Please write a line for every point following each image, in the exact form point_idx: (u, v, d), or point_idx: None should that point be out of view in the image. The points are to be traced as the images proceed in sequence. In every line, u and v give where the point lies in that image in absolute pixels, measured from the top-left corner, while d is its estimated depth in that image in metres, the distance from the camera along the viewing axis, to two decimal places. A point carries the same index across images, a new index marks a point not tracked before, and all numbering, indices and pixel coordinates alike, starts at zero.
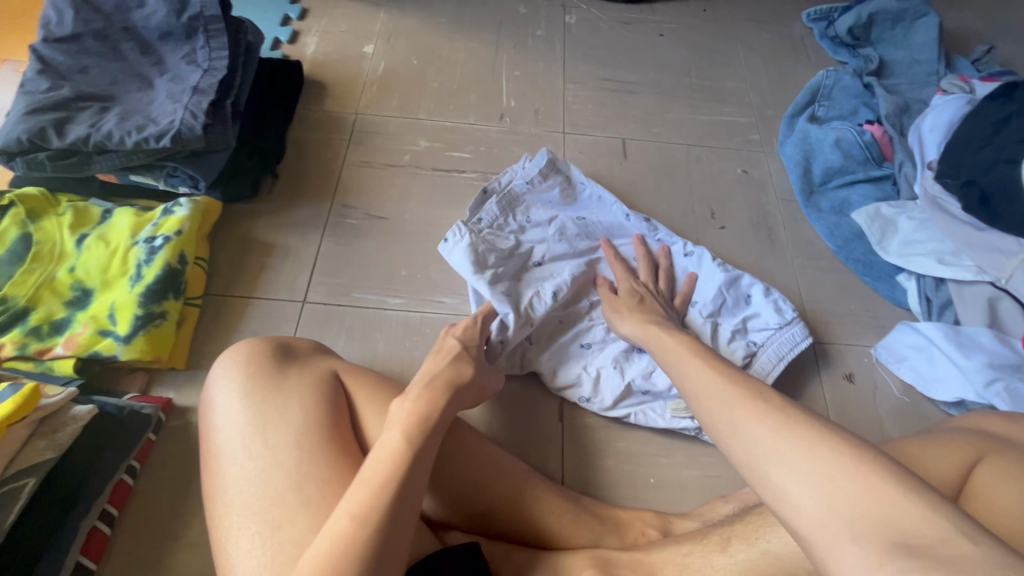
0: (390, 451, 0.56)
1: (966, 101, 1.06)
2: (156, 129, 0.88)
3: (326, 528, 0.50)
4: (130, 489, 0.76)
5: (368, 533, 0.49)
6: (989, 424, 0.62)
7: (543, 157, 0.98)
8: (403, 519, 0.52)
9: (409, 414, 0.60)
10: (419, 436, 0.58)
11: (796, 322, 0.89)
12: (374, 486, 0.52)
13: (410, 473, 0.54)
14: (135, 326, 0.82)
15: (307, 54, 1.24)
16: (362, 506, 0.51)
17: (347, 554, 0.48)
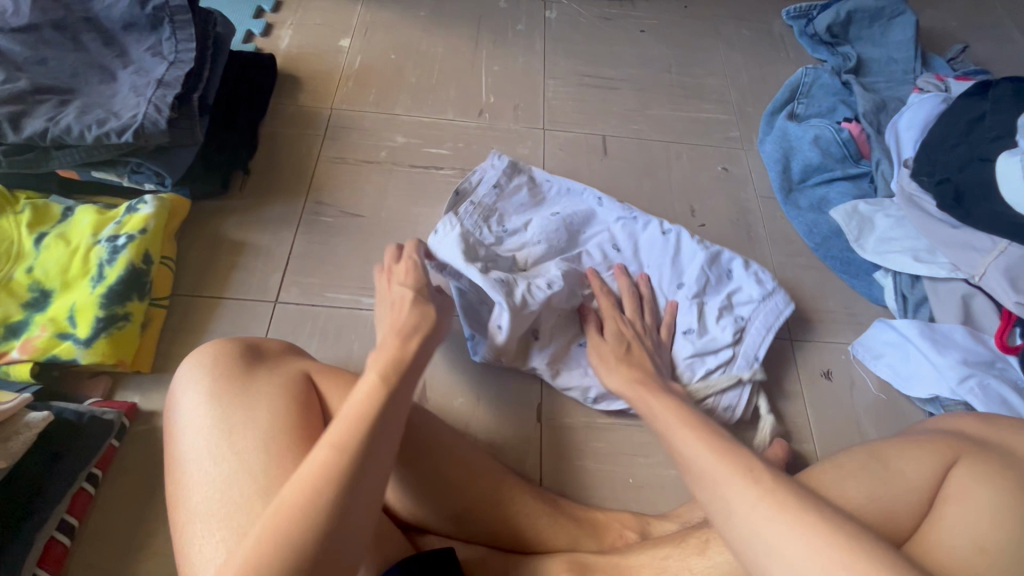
0: (368, 388, 0.54)
1: (941, 100, 1.06)
2: (118, 124, 0.85)
3: (308, 457, 0.49)
4: (91, 498, 0.73)
5: (349, 461, 0.48)
6: (964, 425, 0.62)
7: (507, 161, 0.97)
8: (380, 450, 0.51)
9: (385, 357, 0.59)
10: (395, 375, 0.57)
11: (778, 292, 0.90)
12: (355, 417, 0.51)
13: (389, 408, 0.53)
14: (96, 328, 0.79)
15: (281, 46, 1.21)
16: (344, 435, 0.50)
17: (327, 481, 0.47)
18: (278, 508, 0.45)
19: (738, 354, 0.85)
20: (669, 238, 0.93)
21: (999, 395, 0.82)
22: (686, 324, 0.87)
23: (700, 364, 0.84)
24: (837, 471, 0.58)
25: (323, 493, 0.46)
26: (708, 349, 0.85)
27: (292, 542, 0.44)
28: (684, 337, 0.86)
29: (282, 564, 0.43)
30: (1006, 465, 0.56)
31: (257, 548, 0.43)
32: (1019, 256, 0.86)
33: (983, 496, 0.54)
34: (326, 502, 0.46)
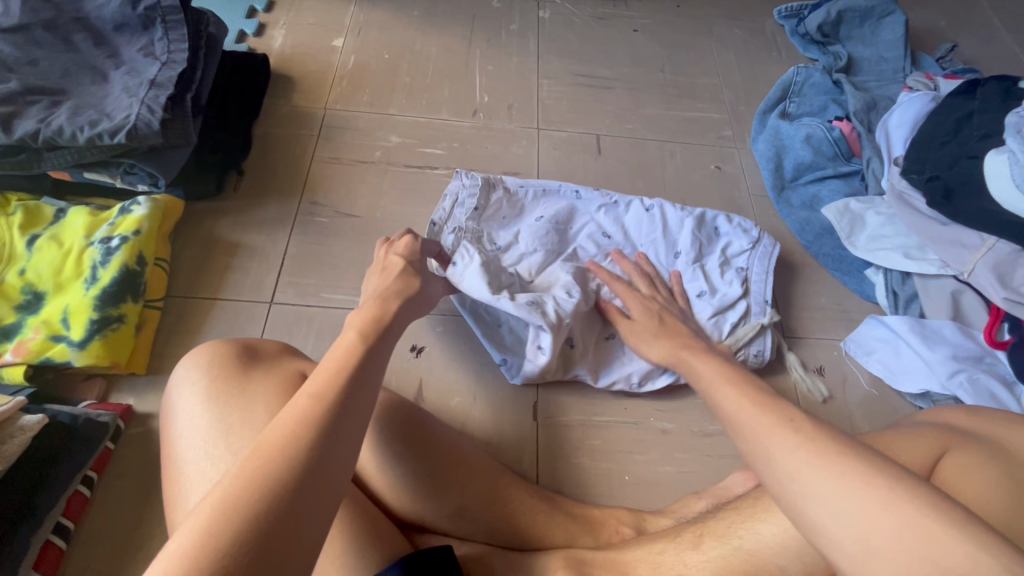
0: (347, 345, 0.53)
1: (930, 98, 1.07)
2: (110, 125, 0.84)
3: (286, 407, 0.46)
4: (87, 500, 0.73)
5: (327, 406, 0.46)
6: (953, 418, 0.63)
7: (476, 177, 0.94)
8: (362, 398, 0.49)
9: (363, 318, 0.58)
10: (373, 334, 0.56)
11: (763, 236, 0.97)
12: (334, 369, 0.50)
13: (369, 361, 0.52)
14: (90, 330, 0.78)
15: (274, 46, 1.21)
16: (322, 384, 0.48)
17: (307, 423, 0.45)
18: (253, 451, 0.43)
19: (750, 303, 0.92)
20: (653, 212, 0.96)
21: (988, 389, 0.83)
22: (697, 287, 0.91)
23: (721, 320, 0.90)
24: None
25: (302, 434, 0.44)
26: (724, 305, 0.90)
27: (266, 481, 0.40)
28: (700, 299, 0.90)
29: (256, 504, 0.39)
30: (995, 455, 0.57)
31: (229, 490, 0.40)
32: (1008, 252, 0.86)
33: (973, 487, 0.54)
34: (305, 445, 0.43)
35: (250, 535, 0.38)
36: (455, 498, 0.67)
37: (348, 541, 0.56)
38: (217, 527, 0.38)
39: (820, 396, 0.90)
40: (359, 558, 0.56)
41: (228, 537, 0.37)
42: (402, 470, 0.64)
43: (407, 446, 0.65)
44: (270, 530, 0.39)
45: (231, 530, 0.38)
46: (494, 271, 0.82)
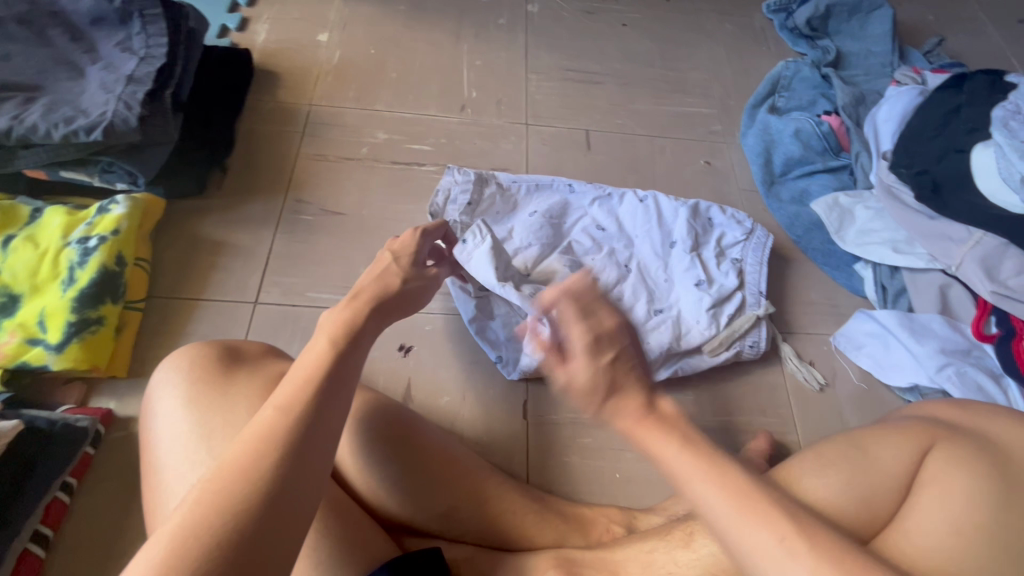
0: (317, 352, 0.51)
1: (918, 92, 1.07)
2: (86, 122, 0.82)
3: (252, 421, 0.45)
4: (67, 507, 0.71)
5: (294, 419, 0.45)
6: (941, 411, 0.63)
7: (469, 174, 0.93)
8: (330, 410, 0.47)
9: (337, 319, 0.56)
10: (345, 338, 0.54)
11: (757, 228, 0.97)
12: (302, 379, 0.48)
13: (338, 369, 0.50)
14: (68, 333, 0.76)
15: (258, 41, 1.19)
16: (289, 396, 0.47)
17: (271, 440, 0.43)
18: (216, 470, 0.42)
19: (745, 294, 0.92)
20: (647, 203, 0.96)
21: (976, 382, 0.83)
22: (695, 276, 0.91)
23: (719, 311, 0.89)
24: (818, 460, 0.59)
25: (264, 453, 0.43)
26: (721, 297, 0.90)
27: (228, 503, 0.40)
28: (699, 289, 0.90)
29: (218, 527, 0.38)
30: (983, 449, 0.56)
31: (191, 513, 0.39)
32: (995, 246, 0.86)
33: (961, 480, 0.54)
34: (269, 463, 0.42)
35: (212, 559, 0.37)
36: (445, 499, 0.66)
37: (334, 543, 0.55)
38: (179, 552, 0.37)
39: (816, 386, 0.91)
40: (345, 560, 0.55)
41: (190, 562, 0.37)
42: (389, 472, 0.63)
43: (395, 447, 0.64)
44: (234, 554, 0.38)
45: (192, 555, 0.37)
46: (500, 258, 0.83)
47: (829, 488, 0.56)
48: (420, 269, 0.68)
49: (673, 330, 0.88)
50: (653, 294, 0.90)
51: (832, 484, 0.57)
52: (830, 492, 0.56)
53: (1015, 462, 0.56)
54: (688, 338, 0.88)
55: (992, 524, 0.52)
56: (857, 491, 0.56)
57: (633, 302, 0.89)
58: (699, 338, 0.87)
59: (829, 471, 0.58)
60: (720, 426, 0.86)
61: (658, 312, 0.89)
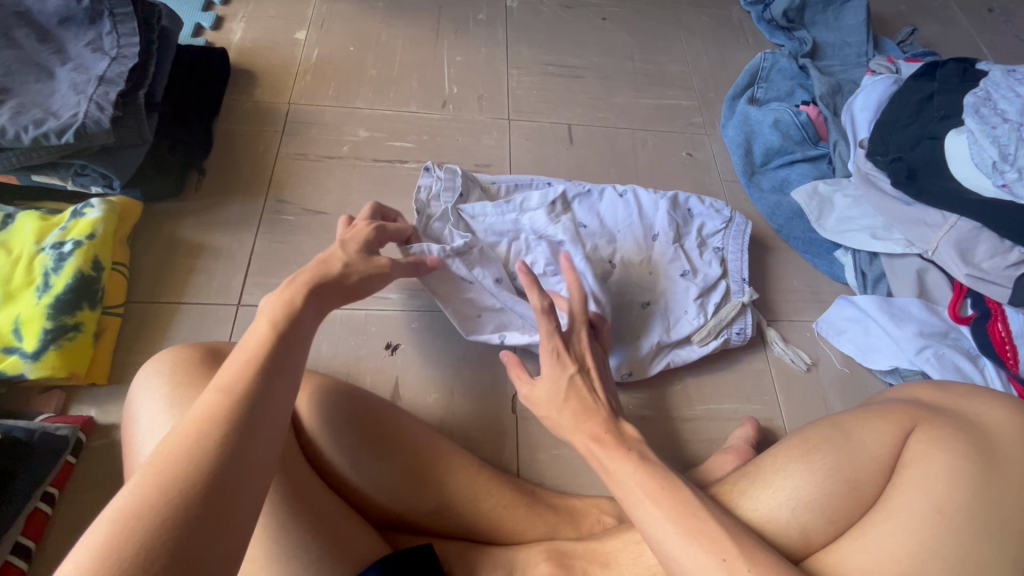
0: (258, 333, 0.50)
1: (893, 81, 1.08)
2: (56, 124, 0.80)
3: (193, 407, 0.44)
4: (48, 519, 0.69)
5: (237, 401, 0.44)
6: (922, 394, 0.65)
7: (450, 172, 0.90)
8: (274, 393, 0.47)
9: (275, 304, 0.54)
10: (285, 320, 0.53)
11: (735, 216, 0.98)
12: (243, 363, 0.47)
13: (282, 354, 0.49)
14: (44, 340, 0.74)
15: (234, 40, 1.17)
16: (232, 379, 0.46)
17: (216, 423, 0.42)
18: (156, 457, 0.40)
19: (728, 282, 0.93)
20: (627, 198, 0.96)
21: (953, 363, 0.86)
22: (679, 267, 0.92)
23: (706, 301, 0.91)
24: (803, 446, 0.60)
25: (210, 434, 0.41)
26: (706, 286, 0.91)
27: (170, 487, 0.38)
28: (684, 280, 0.91)
29: (161, 512, 0.37)
30: (960, 429, 0.58)
31: (133, 499, 0.38)
32: (969, 229, 0.87)
33: (940, 459, 0.56)
34: (214, 446, 0.41)
35: (158, 540, 0.36)
36: (434, 496, 0.66)
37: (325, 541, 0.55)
38: (123, 537, 0.35)
39: (803, 366, 0.92)
40: (335, 559, 0.54)
41: (130, 548, 0.35)
42: (379, 470, 0.64)
43: (383, 445, 0.64)
44: (178, 540, 0.36)
45: (133, 537, 0.35)
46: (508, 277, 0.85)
47: (816, 474, 0.58)
48: (367, 258, 0.67)
49: (662, 322, 0.89)
50: (637, 288, 0.90)
51: (778, 498, 0.59)
52: (815, 477, 0.58)
53: (994, 441, 0.57)
54: (678, 329, 0.89)
55: (972, 503, 0.53)
56: (815, 499, 0.57)
57: (620, 297, 0.89)
58: (689, 328, 0.88)
59: (774, 484, 0.59)
60: (708, 414, 0.87)
61: (647, 305, 0.89)
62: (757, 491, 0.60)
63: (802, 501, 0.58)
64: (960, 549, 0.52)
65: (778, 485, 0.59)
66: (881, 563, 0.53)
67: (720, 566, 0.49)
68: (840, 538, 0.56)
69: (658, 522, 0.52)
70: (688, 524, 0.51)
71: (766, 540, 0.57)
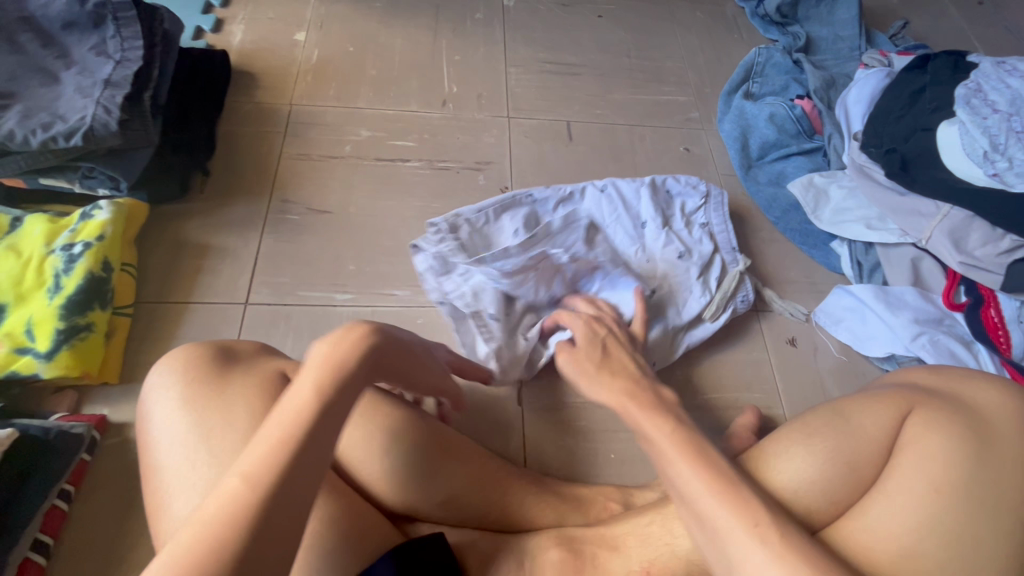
0: (298, 404, 0.43)
1: (886, 74, 1.10)
2: (65, 127, 0.81)
3: (212, 493, 0.38)
4: (65, 516, 0.71)
5: (258, 498, 0.38)
6: (918, 376, 0.67)
7: (438, 225, 0.92)
8: (302, 485, 0.40)
9: (327, 361, 0.47)
10: (330, 388, 0.45)
11: (716, 189, 1.03)
12: (275, 442, 0.41)
13: (320, 432, 0.42)
14: (57, 341, 0.75)
15: (233, 42, 1.18)
16: (257, 465, 0.39)
17: (233, 524, 0.36)
18: (166, 559, 0.35)
19: (722, 255, 0.98)
20: (608, 192, 0.99)
21: (948, 349, 0.87)
22: (675, 249, 0.96)
23: (707, 278, 0.95)
24: (804, 430, 0.62)
25: (225, 540, 0.36)
26: (704, 264, 0.96)
27: None
28: (684, 261, 0.95)
29: None
30: (955, 410, 0.60)
31: None
32: (962, 219, 0.89)
33: (936, 440, 0.57)
34: (222, 561, 0.35)
35: None
36: (444, 486, 0.67)
37: (339, 531, 0.56)
38: None
39: (802, 317, 0.98)
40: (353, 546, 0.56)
41: None
42: (392, 462, 0.64)
43: (392, 435, 0.64)
44: None
45: None
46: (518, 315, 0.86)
47: (817, 457, 0.60)
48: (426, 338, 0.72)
49: (673, 304, 0.92)
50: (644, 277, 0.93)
51: (782, 480, 0.60)
52: (816, 460, 0.60)
53: (989, 423, 0.59)
54: (689, 310, 0.92)
55: (967, 482, 0.55)
56: (816, 479, 0.59)
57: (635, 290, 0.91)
58: (698, 306, 0.92)
59: (778, 467, 0.61)
60: (709, 403, 0.89)
61: (654, 291, 0.92)
62: (780, 463, 0.61)
63: (804, 482, 0.59)
64: (956, 525, 0.54)
65: (782, 467, 0.61)
66: (885, 535, 0.55)
67: (753, 531, 0.48)
68: (845, 514, 0.58)
69: (688, 479, 0.52)
70: (722, 493, 0.50)
71: (788, 510, 0.58)
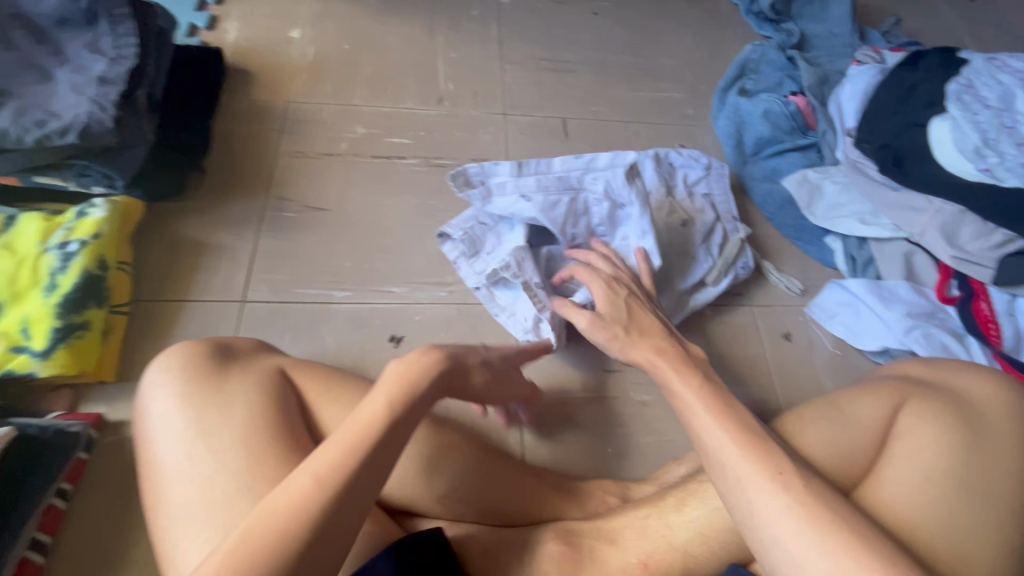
0: (371, 414, 0.50)
1: (878, 70, 1.11)
2: (59, 125, 0.81)
3: (285, 485, 0.44)
4: (63, 514, 0.70)
5: (327, 499, 0.44)
6: (912, 369, 0.68)
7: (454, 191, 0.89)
8: (363, 489, 0.46)
9: (400, 380, 0.54)
10: (400, 405, 0.52)
11: (716, 161, 1.05)
12: (345, 447, 0.47)
13: (385, 446, 0.48)
14: (53, 339, 0.75)
15: (228, 40, 1.17)
16: (328, 465, 0.45)
17: (303, 517, 0.43)
18: (243, 537, 0.41)
19: (724, 224, 1.01)
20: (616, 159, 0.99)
21: (940, 342, 0.88)
22: (678, 217, 0.98)
23: (710, 244, 0.98)
24: (801, 420, 0.62)
25: (294, 530, 0.42)
26: (706, 231, 0.99)
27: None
28: (686, 229, 0.98)
29: None
30: (947, 401, 0.61)
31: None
32: (953, 213, 0.90)
33: (929, 430, 0.58)
34: (289, 550, 0.41)
35: None
36: (445, 478, 0.67)
37: None
38: None
39: (797, 290, 1.01)
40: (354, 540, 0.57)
41: None
42: None
43: None
44: None
45: None
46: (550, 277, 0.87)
47: (815, 445, 0.60)
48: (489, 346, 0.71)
49: (676, 271, 0.94)
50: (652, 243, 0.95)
51: None
52: (817, 447, 0.59)
53: (981, 413, 0.60)
54: (693, 275, 0.95)
55: (960, 470, 0.56)
56: (815, 468, 0.59)
57: None
58: (702, 272, 0.95)
59: None
60: None
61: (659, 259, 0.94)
62: (802, 433, 0.61)
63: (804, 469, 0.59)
64: (950, 513, 0.55)
65: None
66: (895, 498, 0.55)
67: (776, 478, 0.49)
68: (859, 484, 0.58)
69: (713, 436, 0.53)
70: (748, 449, 0.51)
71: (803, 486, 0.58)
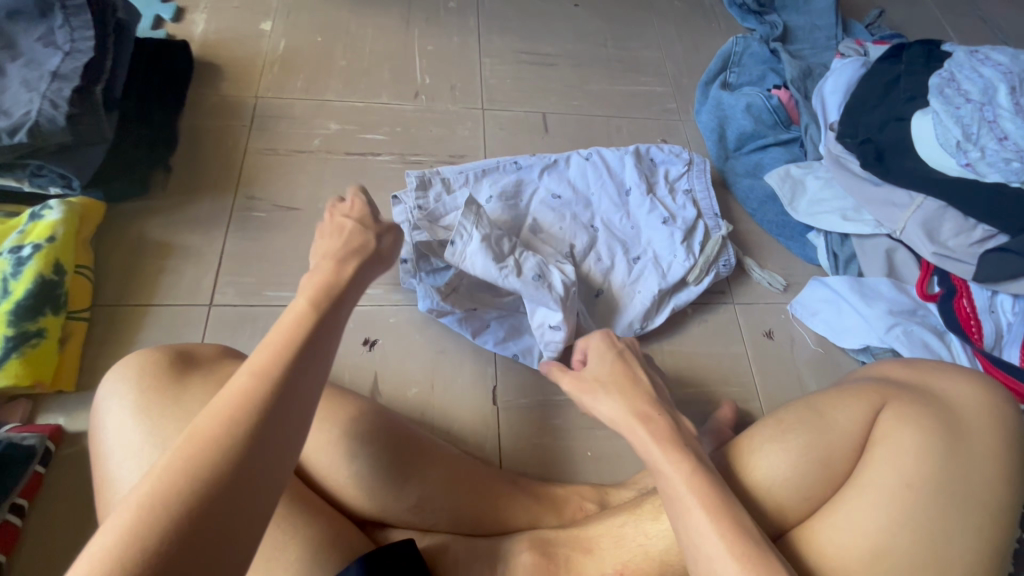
0: (298, 311, 0.46)
1: (861, 64, 1.10)
2: (7, 123, 0.77)
3: (224, 387, 0.40)
4: (18, 531, 0.68)
5: (270, 389, 0.40)
6: (891, 371, 0.66)
7: (412, 178, 0.91)
8: (310, 380, 0.42)
9: (316, 282, 0.50)
10: (326, 301, 0.48)
11: (698, 157, 1.04)
12: (278, 343, 0.43)
13: (320, 334, 0.45)
14: (6, 348, 0.72)
15: (195, 33, 1.13)
16: (266, 360, 0.41)
17: (247, 408, 0.39)
18: (185, 440, 0.37)
19: (705, 221, 0.99)
20: (593, 160, 1.00)
21: (922, 340, 0.87)
22: (660, 215, 0.97)
23: (691, 243, 0.96)
24: (778, 426, 0.61)
25: (240, 421, 0.38)
26: (688, 229, 0.97)
27: (197, 472, 0.36)
28: (666, 225, 0.96)
29: (179, 499, 0.34)
30: (926, 404, 0.60)
31: (159, 483, 0.35)
32: (935, 209, 0.90)
33: (907, 435, 0.57)
34: (240, 438, 0.38)
35: (172, 530, 0.33)
36: (416, 489, 0.64)
37: (301, 545, 0.55)
38: (138, 531, 0.33)
39: (779, 287, 1.00)
40: (318, 558, 0.54)
41: (153, 530, 0.33)
42: (357, 467, 0.62)
43: (357, 440, 0.62)
44: (193, 530, 0.34)
45: (155, 525, 0.33)
46: (497, 243, 0.82)
47: (791, 453, 0.59)
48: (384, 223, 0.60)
49: (656, 271, 0.93)
50: (625, 244, 0.95)
51: (756, 477, 0.59)
52: (791, 456, 0.59)
53: (959, 416, 0.59)
54: (672, 274, 0.93)
55: (938, 476, 0.55)
56: (789, 477, 0.59)
57: (612, 258, 0.93)
58: (682, 270, 0.93)
59: (752, 463, 0.60)
60: (687, 398, 0.88)
61: (637, 259, 0.93)
62: (755, 460, 0.60)
63: (777, 480, 0.59)
64: (927, 521, 0.54)
65: (753, 465, 0.60)
66: (872, 509, 0.55)
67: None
68: (815, 513, 0.58)
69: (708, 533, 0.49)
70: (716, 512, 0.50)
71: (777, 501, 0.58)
